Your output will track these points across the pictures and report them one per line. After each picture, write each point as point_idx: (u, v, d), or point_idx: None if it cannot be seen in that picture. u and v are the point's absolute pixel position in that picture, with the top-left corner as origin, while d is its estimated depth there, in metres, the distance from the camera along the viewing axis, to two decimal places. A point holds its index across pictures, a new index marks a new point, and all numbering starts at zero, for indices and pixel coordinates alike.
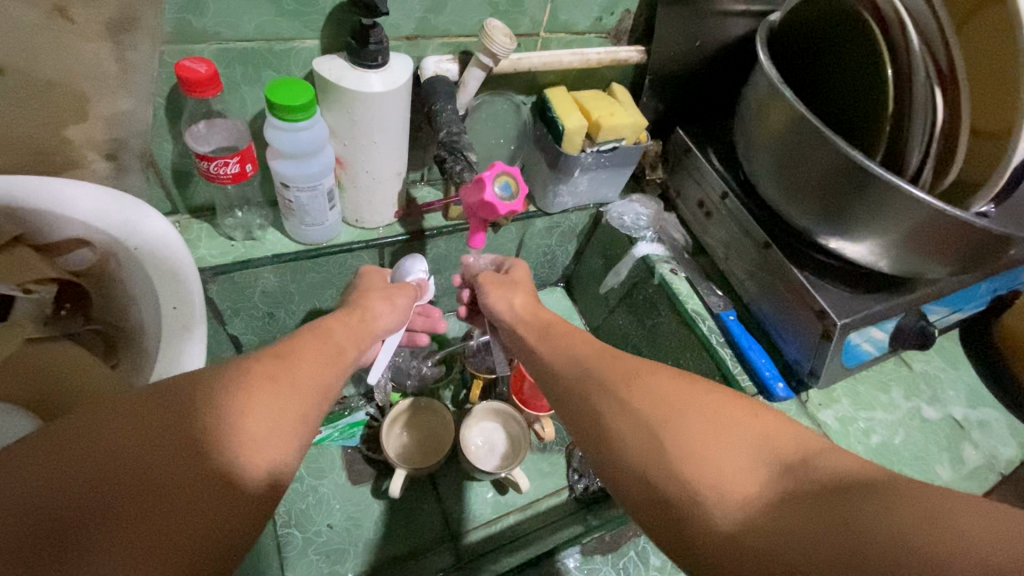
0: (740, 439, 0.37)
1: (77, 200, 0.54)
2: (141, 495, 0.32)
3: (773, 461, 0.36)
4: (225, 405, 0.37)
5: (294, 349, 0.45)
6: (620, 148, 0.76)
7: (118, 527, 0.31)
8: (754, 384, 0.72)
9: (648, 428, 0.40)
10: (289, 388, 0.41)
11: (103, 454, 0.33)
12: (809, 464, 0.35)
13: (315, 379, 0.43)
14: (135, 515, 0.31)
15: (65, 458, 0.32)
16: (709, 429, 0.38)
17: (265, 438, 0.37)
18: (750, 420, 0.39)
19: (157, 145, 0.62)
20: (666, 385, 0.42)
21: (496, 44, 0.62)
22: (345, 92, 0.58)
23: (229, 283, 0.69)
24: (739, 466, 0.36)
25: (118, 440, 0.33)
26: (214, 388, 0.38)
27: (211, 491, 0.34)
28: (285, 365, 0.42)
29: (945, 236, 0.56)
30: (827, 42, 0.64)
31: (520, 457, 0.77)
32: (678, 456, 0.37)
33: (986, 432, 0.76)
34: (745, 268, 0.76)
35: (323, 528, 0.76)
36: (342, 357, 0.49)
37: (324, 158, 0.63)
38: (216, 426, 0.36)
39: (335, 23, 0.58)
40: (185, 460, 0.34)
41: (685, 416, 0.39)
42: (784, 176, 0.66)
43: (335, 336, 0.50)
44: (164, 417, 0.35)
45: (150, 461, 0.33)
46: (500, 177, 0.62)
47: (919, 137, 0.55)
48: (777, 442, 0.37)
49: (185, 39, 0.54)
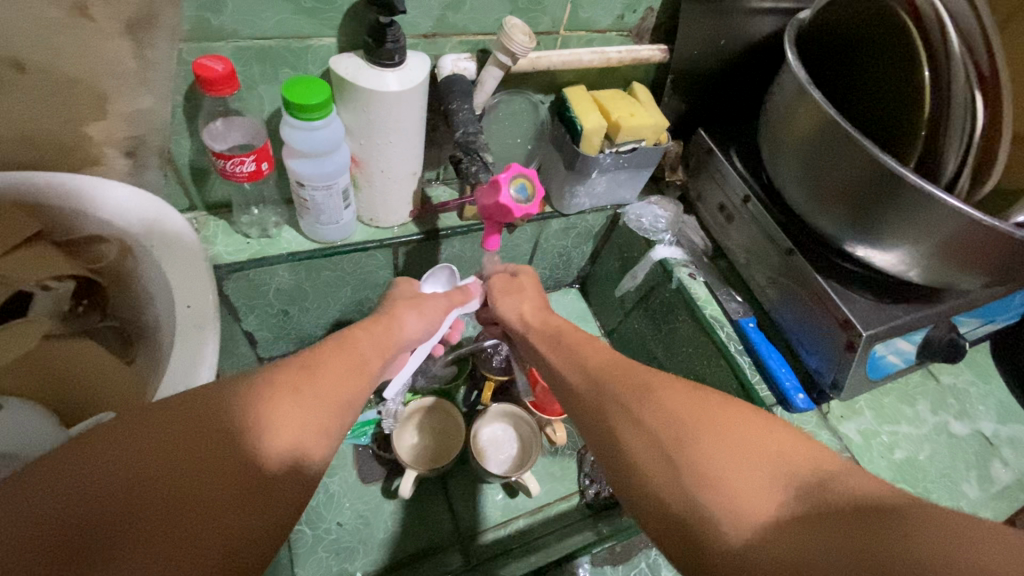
0: (761, 459, 0.36)
1: (97, 192, 0.55)
2: (168, 498, 0.32)
3: (788, 482, 0.34)
4: (253, 409, 0.37)
5: (316, 356, 0.45)
6: (639, 149, 0.75)
7: (138, 534, 0.31)
8: (774, 395, 0.70)
9: (666, 446, 0.38)
10: (313, 399, 0.41)
11: (127, 459, 0.33)
12: (825, 487, 0.34)
13: (338, 391, 0.43)
14: (156, 522, 0.31)
15: (89, 462, 0.32)
16: (726, 447, 0.37)
17: (291, 443, 0.37)
18: (772, 440, 0.37)
19: (175, 143, 0.62)
20: (684, 401, 0.41)
21: (515, 43, 0.61)
22: (362, 90, 0.57)
23: (244, 280, 0.69)
24: (757, 486, 0.35)
25: (142, 446, 0.33)
26: (242, 392, 0.38)
27: (233, 501, 0.34)
28: (309, 372, 0.43)
29: (981, 247, 0.53)
30: (860, 42, 0.62)
31: (531, 461, 0.76)
32: (695, 473, 0.36)
33: (1017, 449, 0.73)
34: (767, 275, 0.74)
35: (333, 526, 0.76)
36: (366, 368, 0.48)
37: (339, 156, 0.62)
38: (244, 430, 0.36)
39: (353, 21, 0.58)
40: (212, 464, 0.34)
41: (704, 433, 0.38)
42: (811, 183, 0.63)
43: (358, 345, 0.50)
44: (190, 424, 0.35)
45: (175, 467, 0.33)
46: (516, 179, 0.61)
47: (956, 142, 0.52)
48: (801, 466, 0.35)
49: (204, 37, 0.54)
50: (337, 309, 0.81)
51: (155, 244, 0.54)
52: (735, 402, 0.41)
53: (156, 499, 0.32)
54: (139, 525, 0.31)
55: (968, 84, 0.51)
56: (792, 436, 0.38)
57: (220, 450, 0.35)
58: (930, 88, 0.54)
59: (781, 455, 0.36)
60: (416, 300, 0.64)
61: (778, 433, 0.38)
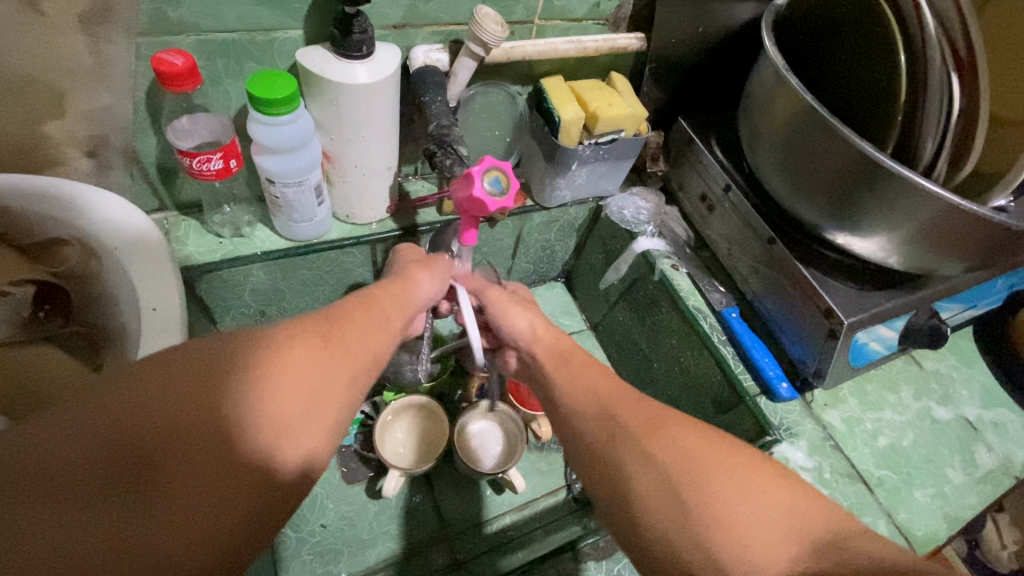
0: (770, 508, 0.36)
1: (67, 187, 0.54)
2: (194, 448, 0.33)
3: (805, 538, 0.35)
4: (278, 364, 0.38)
5: (343, 313, 0.46)
6: (618, 140, 0.74)
7: (176, 477, 0.32)
8: (757, 384, 0.70)
9: (672, 488, 0.38)
10: (339, 352, 0.42)
11: (159, 403, 0.33)
12: (839, 546, 0.34)
13: (366, 344, 0.44)
14: (195, 468, 0.33)
15: (121, 404, 0.33)
16: (742, 488, 0.37)
17: (313, 405, 0.38)
18: (780, 490, 0.38)
19: (139, 141, 0.61)
20: (693, 441, 0.41)
21: (486, 31, 0.59)
22: (330, 84, 0.56)
23: (217, 281, 0.68)
24: (770, 542, 0.35)
25: (177, 390, 0.34)
26: (269, 346, 0.39)
27: (266, 453, 0.35)
28: (336, 329, 0.43)
29: (960, 231, 0.53)
30: (834, 25, 0.61)
31: (515, 456, 0.76)
32: (708, 522, 0.36)
33: (1001, 434, 0.73)
34: (749, 264, 0.73)
35: (317, 528, 0.75)
36: (391, 324, 0.49)
37: (310, 152, 0.61)
38: (266, 386, 0.37)
39: (318, 13, 0.56)
40: (237, 419, 0.35)
41: (713, 478, 0.38)
42: (791, 169, 0.63)
43: (384, 302, 0.51)
44: (226, 372, 0.36)
45: (203, 413, 0.34)
46: (489, 173, 0.59)
47: (934, 124, 0.51)
48: (809, 521, 0.36)
49: (163, 30, 0.53)
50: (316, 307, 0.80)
51: (121, 251, 0.52)
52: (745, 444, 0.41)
53: (193, 446, 0.33)
54: (177, 470, 0.32)
55: (944, 65, 0.50)
56: (804, 489, 0.38)
57: (249, 400, 0.36)
58: (906, 72, 0.53)
59: (792, 509, 0.37)
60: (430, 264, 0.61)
61: (789, 484, 0.38)
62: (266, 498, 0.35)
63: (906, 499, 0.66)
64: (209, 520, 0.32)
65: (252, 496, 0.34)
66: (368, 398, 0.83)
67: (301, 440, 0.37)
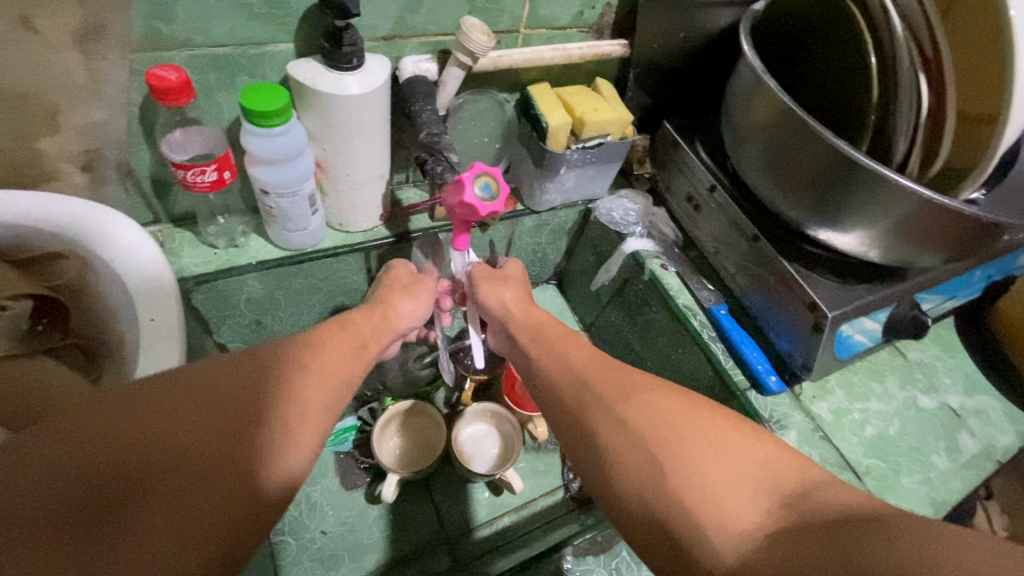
0: (742, 468, 0.38)
1: (58, 206, 0.54)
2: (176, 467, 0.34)
3: (774, 492, 0.36)
4: (260, 385, 0.39)
5: (322, 337, 0.47)
6: (605, 144, 0.76)
7: (157, 496, 0.33)
8: (747, 379, 0.71)
9: (648, 449, 0.40)
10: (318, 373, 0.43)
11: (141, 424, 0.34)
12: (807, 497, 0.36)
13: (342, 367, 0.46)
14: (168, 496, 0.33)
15: (105, 426, 0.34)
16: (718, 451, 0.39)
17: (295, 422, 0.39)
18: (752, 448, 0.39)
19: (134, 154, 0.62)
20: (658, 401, 0.43)
21: (474, 42, 0.61)
22: (322, 95, 0.57)
23: (213, 291, 0.69)
24: (740, 498, 0.36)
25: (150, 418, 0.35)
26: (253, 366, 0.40)
27: (241, 479, 0.35)
28: (315, 352, 0.45)
29: (935, 225, 0.56)
30: (806, 31, 0.64)
31: (513, 458, 0.77)
32: (681, 483, 0.37)
33: (984, 420, 0.76)
34: (735, 262, 0.75)
35: (317, 535, 0.76)
36: (365, 349, 0.51)
37: (303, 161, 0.62)
38: (249, 404, 0.38)
39: (309, 26, 0.57)
40: (218, 436, 0.36)
41: (685, 440, 0.39)
42: (773, 171, 0.65)
43: (359, 330, 0.53)
44: (200, 399, 0.37)
45: (186, 432, 0.35)
46: (480, 178, 0.60)
47: (905, 121, 0.54)
48: (777, 475, 0.37)
49: (156, 46, 0.54)
50: (310, 316, 0.80)
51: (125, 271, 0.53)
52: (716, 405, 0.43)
53: (166, 473, 0.34)
54: (151, 498, 0.33)
55: (912, 67, 0.53)
56: (775, 445, 0.39)
57: (231, 418, 0.37)
58: (878, 73, 0.56)
59: (764, 467, 0.38)
60: (413, 289, 0.65)
61: (761, 442, 0.40)
62: (242, 518, 0.35)
63: (894, 486, 0.68)
64: (181, 539, 0.32)
65: (225, 514, 0.34)
66: (366, 405, 0.84)
67: (276, 458, 0.37)
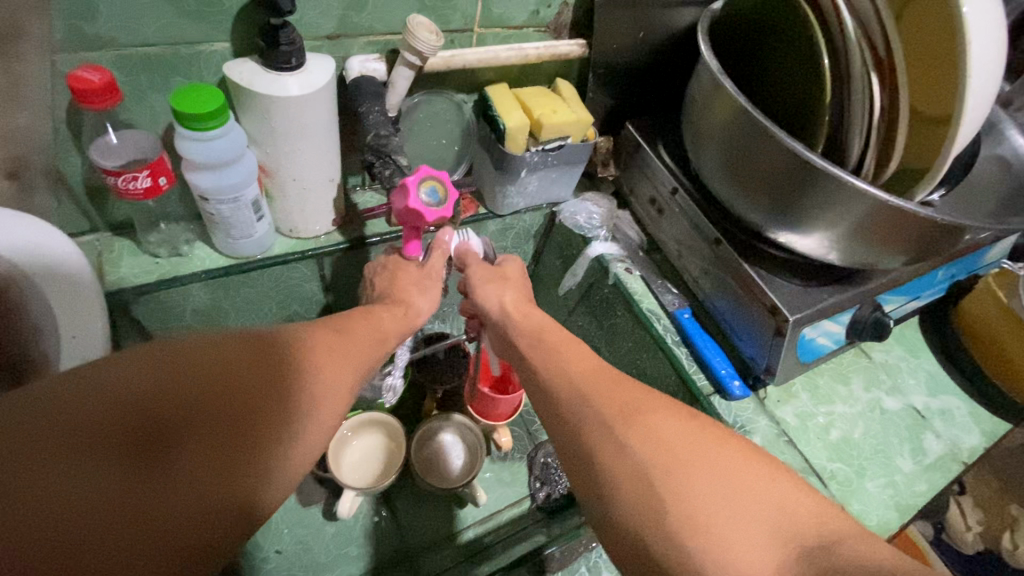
0: (754, 510, 0.37)
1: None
2: (214, 427, 0.35)
3: (792, 541, 0.35)
4: (301, 362, 0.41)
5: (347, 324, 0.48)
6: (565, 146, 0.74)
7: (192, 452, 0.34)
8: (711, 384, 0.70)
9: (646, 477, 0.39)
10: (347, 359, 0.44)
11: (188, 378, 0.35)
12: (832, 550, 0.34)
13: (366, 354, 0.47)
14: (196, 451, 0.34)
15: (152, 376, 0.34)
16: (728, 489, 0.38)
17: (326, 405, 0.41)
18: (769, 487, 0.38)
19: (63, 160, 0.58)
20: (667, 427, 0.41)
21: (420, 41, 0.59)
22: (260, 96, 0.55)
23: (155, 302, 0.65)
24: (756, 545, 0.35)
25: (199, 373, 0.36)
26: (292, 344, 0.41)
27: (270, 447, 0.37)
28: (344, 337, 0.46)
29: (893, 225, 0.55)
30: (759, 31, 0.63)
31: (476, 469, 0.76)
32: (684, 522, 0.37)
33: (948, 420, 0.75)
34: (699, 265, 0.74)
35: (271, 554, 0.73)
36: (385, 341, 0.52)
37: (244, 166, 0.59)
38: (291, 379, 0.39)
39: (245, 24, 0.55)
40: (260, 403, 0.37)
41: (690, 474, 0.38)
42: (732, 173, 0.63)
43: (377, 322, 0.53)
44: (236, 362, 0.37)
45: (231, 393, 0.36)
46: (426, 182, 0.58)
47: (859, 122, 0.54)
48: (797, 521, 0.36)
49: (79, 46, 0.51)
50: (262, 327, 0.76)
51: (36, 275, 0.52)
52: (723, 432, 0.42)
53: (197, 428, 0.34)
54: (187, 447, 0.34)
55: (865, 67, 0.53)
56: (790, 484, 0.39)
57: (274, 387, 0.38)
58: (830, 76, 0.56)
59: (780, 509, 0.37)
60: (426, 285, 0.62)
61: (780, 479, 0.39)
62: (264, 485, 0.36)
63: (858, 491, 0.67)
64: (210, 496, 0.33)
65: (253, 479, 0.35)
66: None
67: (304, 435, 0.39)
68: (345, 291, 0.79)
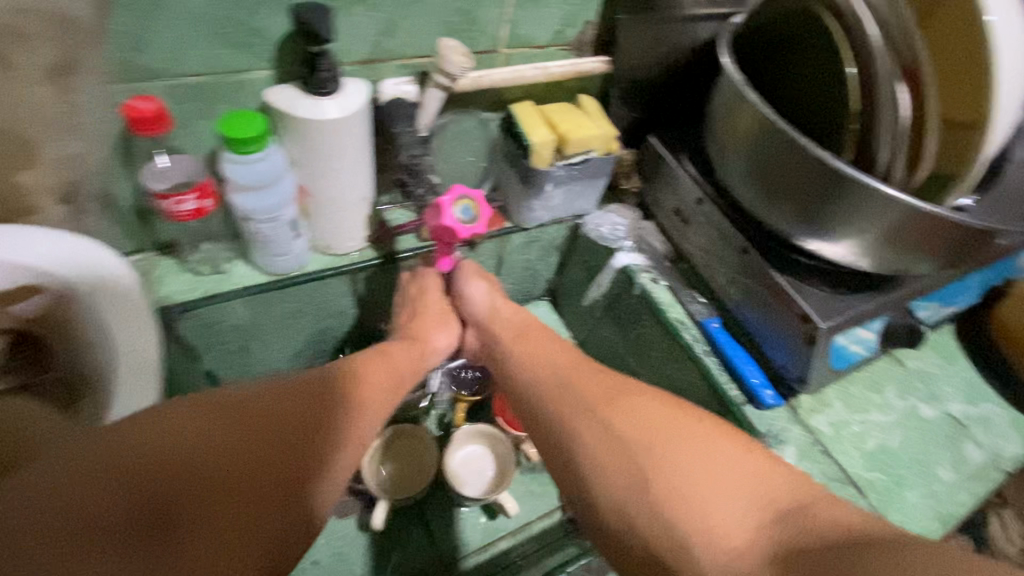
0: (723, 474, 0.42)
1: (46, 248, 0.52)
2: (235, 479, 0.41)
3: (767, 503, 0.40)
4: (312, 414, 0.47)
5: (362, 370, 0.56)
6: (591, 160, 0.75)
7: (219, 503, 0.39)
8: (742, 393, 0.70)
9: (632, 457, 0.45)
10: (355, 406, 0.51)
11: (209, 437, 0.41)
12: (803, 510, 0.39)
13: (377, 400, 0.54)
14: (221, 504, 0.39)
15: (182, 437, 0.40)
16: (703, 459, 0.43)
17: (336, 452, 0.47)
18: (738, 454, 0.43)
19: (113, 185, 0.62)
20: (651, 413, 0.48)
21: (453, 64, 0.61)
22: (300, 121, 0.57)
23: (198, 319, 0.67)
24: (730, 506, 0.40)
25: (221, 432, 0.42)
26: (302, 398, 0.47)
27: (285, 495, 0.42)
28: (356, 385, 0.53)
29: (925, 232, 0.55)
30: (782, 45, 0.64)
31: (506, 481, 0.77)
32: (664, 491, 0.42)
33: (988, 428, 0.74)
34: (726, 274, 0.74)
35: (308, 565, 0.74)
36: (399, 382, 0.59)
37: (283, 187, 0.61)
38: (302, 431, 0.45)
39: (287, 52, 0.58)
40: (274, 454, 0.43)
41: (667, 448, 0.44)
42: (759, 182, 0.64)
43: (393, 361, 0.61)
44: (250, 426, 0.43)
45: (248, 449, 0.42)
46: (460, 201, 0.59)
47: (887, 130, 0.54)
48: (770, 489, 0.41)
49: (132, 77, 0.54)
50: (297, 342, 0.79)
51: (94, 292, 0.53)
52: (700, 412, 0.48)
53: (221, 484, 0.40)
54: (213, 498, 0.39)
55: (890, 77, 0.53)
56: (764, 457, 0.43)
57: (285, 441, 0.44)
58: (856, 86, 0.56)
59: (753, 476, 0.42)
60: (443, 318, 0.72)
61: (751, 451, 0.44)
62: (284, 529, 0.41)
63: (899, 501, 0.66)
64: (234, 543, 0.39)
65: (272, 525, 0.41)
66: None
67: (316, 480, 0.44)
68: (376, 306, 0.81)
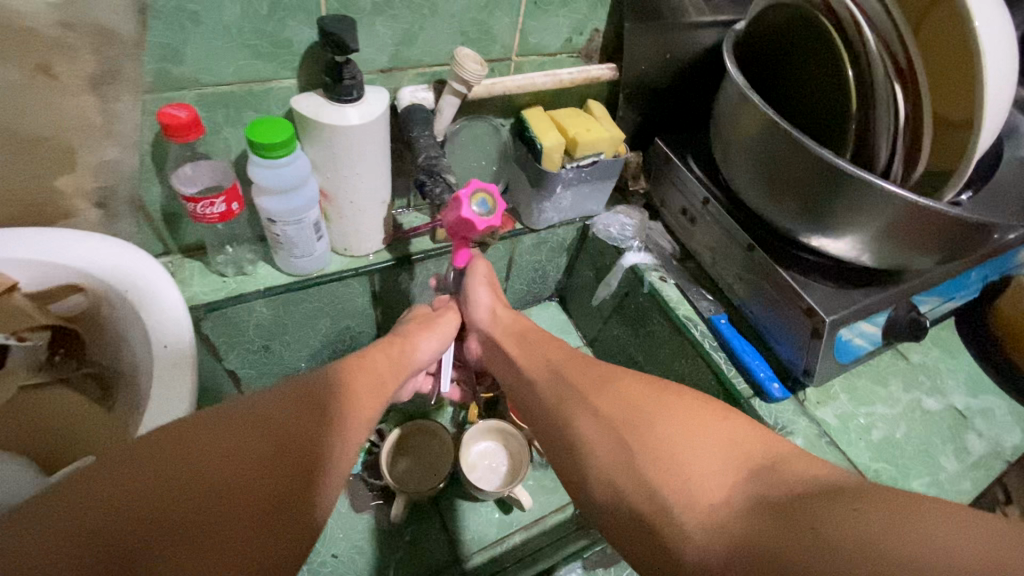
0: (702, 441, 0.44)
1: (86, 250, 0.55)
2: (206, 515, 0.38)
3: (741, 463, 0.42)
4: (285, 435, 0.43)
5: (343, 377, 0.52)
6: (599, 162, 0.78)
7: (187, 545, 0.36)
8: (750, 386, 0.72)
9: (619, 432, 0.48)
10: (336, 418, 0.47)
11: (177, 470, 0.38)
12: (775, 467, 0.41)
13: (361, 410, 0.51)
14: (190, 547, 0.36)
15: (143, 477, 0.37)
16: (690, 430, 0.45)
17: (318, 472, 0.43)
18: (721, 422, 0.46)
19: (145, 190, 0.64)
20: (634, 390, 0.51)
21: (468, 71, 0.64)
22: (324, 126, 0.60)
23: (222, 318, 0.70)
24: (710, 471, 0.42)
25: (186, 466, 0.39)
26: (275, 419, 0.44)
27: (262, 527, 0.39)
28: (337, 393, 0.49)
29: (926, 226, 0.57)
30: (782, 51, 0.67)
31: (521, 474, 0.78)
32: (655, 465, 0.44)
33: (990, 419, 0.76)
34: (733, 271, 0.76)
35: (328, 558, 0.76)
36: (385, 388, 0.56)
37: (307, 191, 0.64)
38: (277, 453, 0.42)
39: (311, 62, 0.61)
40: (248, 483, 0.40)
41: (654, 423, 0.47)
42: (764, 182, 0.66)
43: (375, 368, 0.57)
44: (219, 457, 0.40)
45: (217, 481, 0.39)
46: (477, 195, 0.62)
47: (885, 130, 0.57)
48: (745, 447, 0.43)
49: (166, 86, 0.57)
50: (316, 341, 0.81)
51: (130, 291, 0.54)
52: (694, 392, 0.50)
53: (190, 524, 0.37)
54: (180, 542, 0.36)
55: (886, 77, 0.56)
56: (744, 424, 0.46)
57: (257, 468, 0.41)
58: (854, 85, 0.59)
59: (735, 439, 0.44)
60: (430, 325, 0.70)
61: (729, 417, 0.47)
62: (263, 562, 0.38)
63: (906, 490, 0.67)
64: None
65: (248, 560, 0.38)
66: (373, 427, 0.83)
67: (296, 506, 0.41)
68: (391, 306, 0.84)
